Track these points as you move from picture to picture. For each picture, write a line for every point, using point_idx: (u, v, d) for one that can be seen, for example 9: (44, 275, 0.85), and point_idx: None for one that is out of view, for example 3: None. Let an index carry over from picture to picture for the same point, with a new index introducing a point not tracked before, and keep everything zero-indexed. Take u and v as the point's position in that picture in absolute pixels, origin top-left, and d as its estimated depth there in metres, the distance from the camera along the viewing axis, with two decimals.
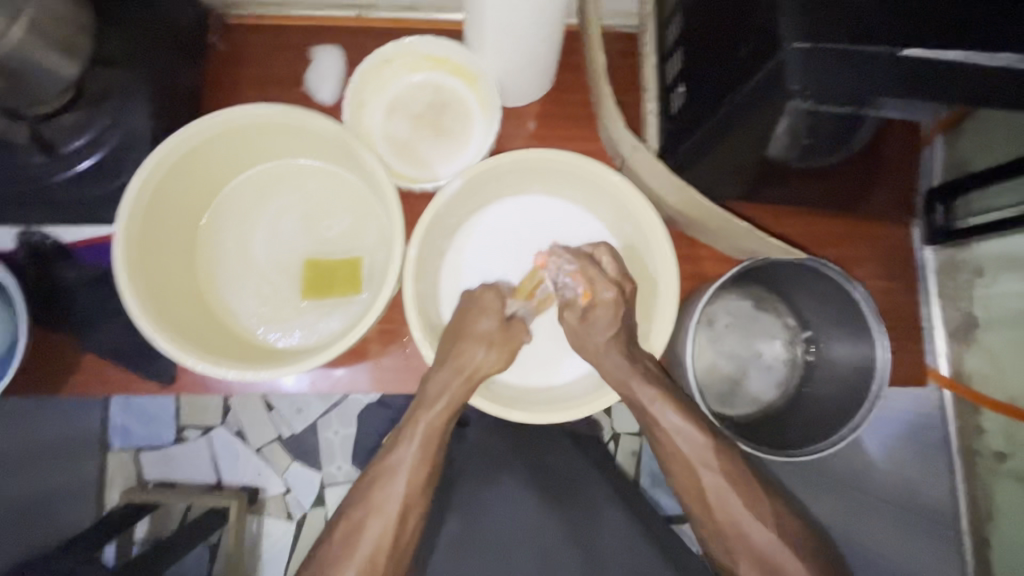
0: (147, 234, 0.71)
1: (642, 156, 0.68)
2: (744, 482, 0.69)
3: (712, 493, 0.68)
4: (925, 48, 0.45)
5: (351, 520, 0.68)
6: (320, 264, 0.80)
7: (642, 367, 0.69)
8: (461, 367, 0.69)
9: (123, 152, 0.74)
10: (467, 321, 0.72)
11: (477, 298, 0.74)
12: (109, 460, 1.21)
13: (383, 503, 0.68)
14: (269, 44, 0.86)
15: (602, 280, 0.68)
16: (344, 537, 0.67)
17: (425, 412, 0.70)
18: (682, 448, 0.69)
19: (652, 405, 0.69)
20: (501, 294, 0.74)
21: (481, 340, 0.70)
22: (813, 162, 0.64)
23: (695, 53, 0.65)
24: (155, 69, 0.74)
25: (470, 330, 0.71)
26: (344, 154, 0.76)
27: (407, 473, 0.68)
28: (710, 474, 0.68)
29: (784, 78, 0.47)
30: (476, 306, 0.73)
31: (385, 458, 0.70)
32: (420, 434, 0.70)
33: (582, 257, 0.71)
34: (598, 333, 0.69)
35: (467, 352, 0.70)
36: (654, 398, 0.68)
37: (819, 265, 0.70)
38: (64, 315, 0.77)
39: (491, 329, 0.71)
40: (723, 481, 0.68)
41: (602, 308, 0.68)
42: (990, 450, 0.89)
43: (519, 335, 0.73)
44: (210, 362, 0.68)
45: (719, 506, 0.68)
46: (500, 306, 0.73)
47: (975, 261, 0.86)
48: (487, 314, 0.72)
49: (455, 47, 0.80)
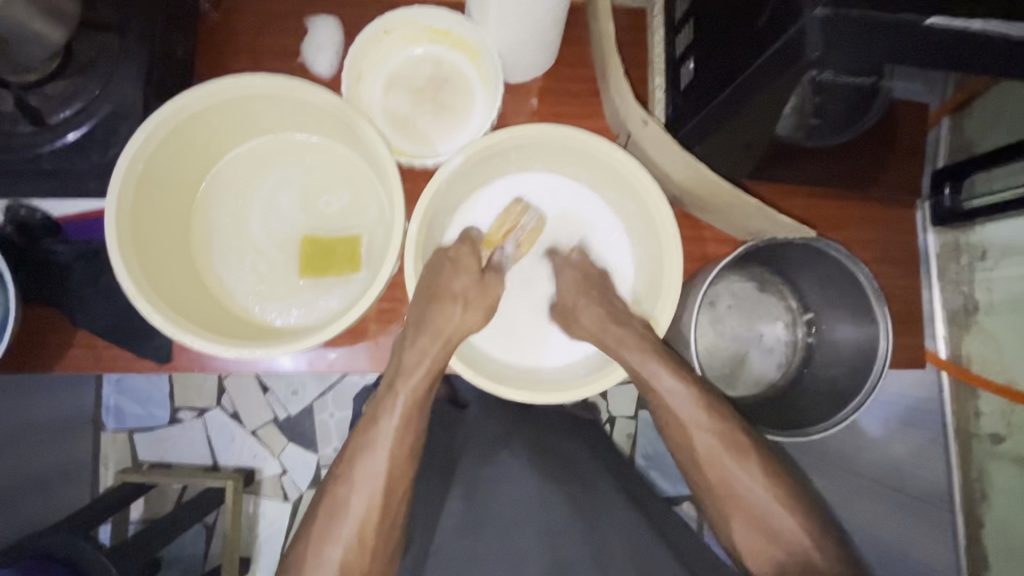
0: (139, 207, 0.69)
1: (650, 131, 0.67)
2: (735, 443, 0.69)
3: (705, 459, 0.69)
4: (948, 17, 0.43)
5: (342, 501, 0.67)
6: (317, 241, 0.78)
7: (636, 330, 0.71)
8: (438, 333, 0.70)
9: (111, 123, 0.71)
10: (441, 278, 0.71)
11: (453, 256, 0.73)
12: (104, 442, 1.21)
13: (378, 483, 0.67)
14: (264, 14, 0.83)
15: (578, 275, 0.76)
16: (340, 516, 0.67)
17: (403, 383, 0.69)
18: (668, 416, 0.70)
19: (642, 364, 0.69)
20: (475, 249, 0.75)
21: (457, 299, 0.71)
22: (822, 138, 0.63)
23: (708, 24, 0.63)
24: (147, 35, 0.72)
25: (445, 289, 0.71)
26: (343, 129, 0.74)
27: (388, 448, 0.68)
28: (704, 439, 0.69)
29: (802, 46, 0.45)
30: (454, 264, 0.73)
31: (365, 433, 0.69)
32: (400, 405, 0.69)
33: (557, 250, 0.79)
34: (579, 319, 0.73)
35: (445, 316, 0.70)
36: (643, 358, 0.68)
37: (820, 245, 0.69)
38: (55, 292, 0.76)
39: (467, 288, 0.72)
40: (715, 450, 0.69)
41: (580, 301, 0.74)
42: (987, 432, 0.89)
43: (496, 288, 0.74)
44: (206, 339, 0.67)
45: (710, 467, 0.69)
46: (477, 264, 0.74)
47: (980, 244, 0.86)
48: (462, 272, 0.72)
49: (457, 18, 0.78)
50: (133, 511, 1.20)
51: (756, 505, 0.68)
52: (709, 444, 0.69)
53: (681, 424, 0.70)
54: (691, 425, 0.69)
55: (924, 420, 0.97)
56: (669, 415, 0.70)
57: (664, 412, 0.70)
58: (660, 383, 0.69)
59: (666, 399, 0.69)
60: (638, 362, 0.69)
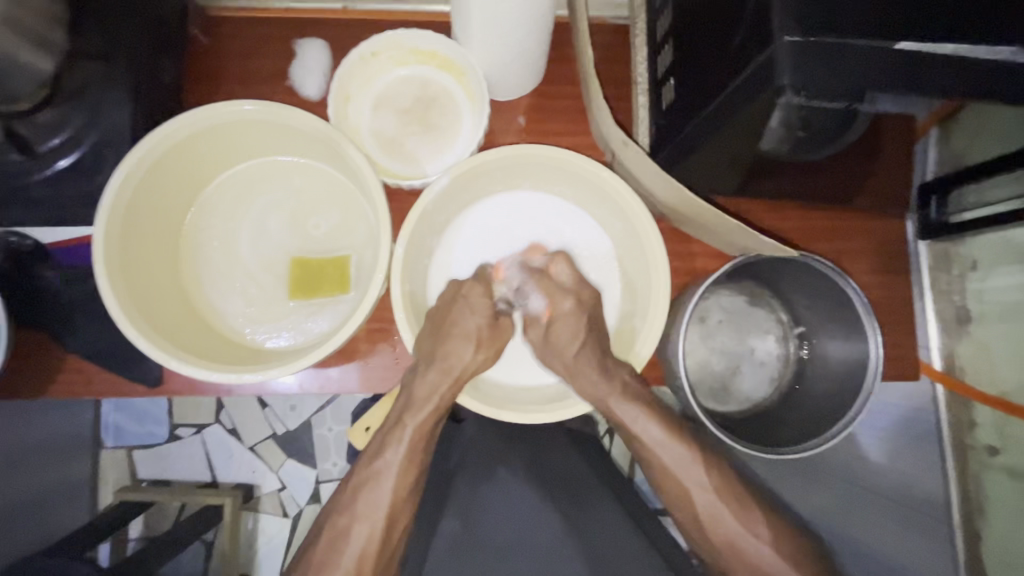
0: (127, 235, 0.70)
1: (632, 152, 0.67)
2: (729, 493, 0.69)
3: (705, 516, 0.69)
4: (918, 41, 0.43)
5: (335, 526, 0.67)
6: (306, 263, 0.79)
7: (619, 381, 0.70)
8: (449, 368, 0.69)
9: (100, 150, 0.72)
10: (454, 317, 0.71)
11: (465, 293, 0.73)
12: (102, 461, 1.20)
13: (369, 507, 0.67)
14: (252, 38, 0.84)
15: (560, 293, 0.72)
16: (331, 541, 0.66)
17: (412, 416, 0.69)
18: (656, 469, 0.69)
19: (633, 420, 0.69)
20: (488, 289, 0.74)
21: (470, 338, 0.71)
22: (810, 154, 0.62)
23: (687, 44, 0.63)
24: (134, 63, 0.72)
25: (456, 327, 0.71)
26: (329, 151, 0.75)
27: (393, 478, 0.67)
28: (701, 494, 0.68)
29: (773, 73, 0.45)
30: (465, 300, 0.72)
31: (372, 462, 0.68)
32: (408, 437, 0.68)
33: (540, 274, 0.75)
34: (563, 350, 0.71)
35: (455, 353, 0.70)
36: (636, 416, 0.69)
37: (812, 262, 0.70)
38: (49, 316, 0.76)
39: (480, 327, 0.72)
40: (716, 509, 0.68)
41: (561, 320, 0.71)
42: (983, 444, 0.89)
43: (507, 332, 0.74)
44: (194, 365, 0.67)
45: (713, 528, 0.69)
46: (489, 306, 0.73)
47: (969, 255, 0.87)
48: (475, 313, 0.72)
49: (441, 40, 0.78)
50: (132, 529, 1.19)
51: (755, 556, 0.67)
52: (710, 501, 0.68)
53: (680, 487, 0.69)
54: (690, 486, 0.69)
55: (920, 429, 0.95)
56: (656, 463, 0.69)
57: (660, 469, 0.69)
58: (653, 443, 0.69)
59: (659, 458, 0.69)
60: (632, 422, 0.69)
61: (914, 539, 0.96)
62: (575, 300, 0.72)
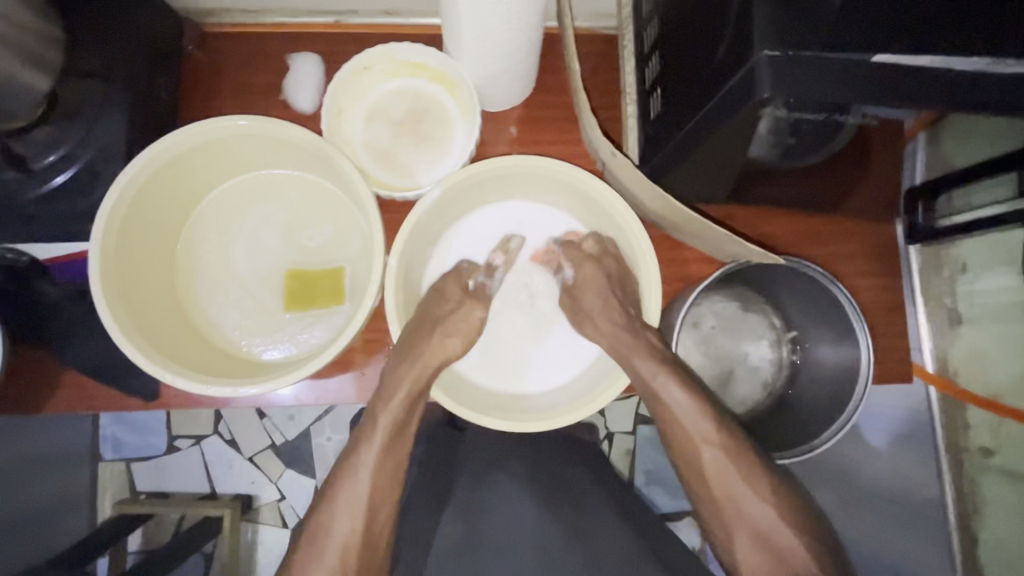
0: (122, 250, 0.70)
1: (620, 163, 0.67)
2: (741, 455, 0.67)
3: (714, 474, 0.67)
4: (892, 53, 0.44)
5: (312, 523, 0.66)
6: (302, 274, 0.79)
7: (645, 340, 0.70)
8: (417, 355, 0.69)
9: (96, 167, 0.72)
10: (428, 307, 0.73)
11: (439, 287, 0.75)
12: (102, 472, 1.19)
13: (351, 513, 0.65)
14: (247, 53, 0.85)
15: (583, 257, 0.74)
16: (308, 544, 0.65)
17: (383, 409, 0.68)
18: (673, 429, 0.68)
19: (652, 375, 0.68)
20: (461, 279, 0.76)
21: (439, 327, 0.71)
22: (797, 162, 0.63)
23: (673, 57, 0.64)
24: (129, 79, 0.73)
25: (428, 313, 0.72)
26: (323, 164, 0.75)
27: (370, 472, 0.66)
28: (711, 451, 0.67)
29: (754, 86, 0.46)
30: (438, 292, 0.74)
31: (348, 458, 0.67)
32: (380, 431, 0.67)
33: (568, 243, 0.77)
34: (589, 309, 0.73)
35: (425, 344, 0.70)
36: (655, 370, 0.68)
37: (798, 266, 0.71)
38: (46, 331, 0.77)
39: (450, 313, 0.73)
40: (723, 463, 0.66)
41: (586, 282, 0.73)
42: (976, 445, 0.91)
43: (478, 316, 0.74)
44: (190, 378, 0.67)
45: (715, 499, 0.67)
46: (460, 291, 0.75)
47: (959, 258, 0.88)
48: (445, 300, 0.74)
49: (434, 53, 0.79)
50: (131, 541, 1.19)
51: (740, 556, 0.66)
52: (716, 457, 0.67)
53: (688, 442, 0.68)
54: (699, 441, 0.67)
55: (919, 433, 0.96)
56: (668, 418, 0.68)
57: (672, 429, 0.68)
58: (673, 404, 0.68)
59: (674, 414, 0.68)
60: (654, 379, 0.68)
61: (914, 541, 0.96)
62: (599, 264, 0.74)
